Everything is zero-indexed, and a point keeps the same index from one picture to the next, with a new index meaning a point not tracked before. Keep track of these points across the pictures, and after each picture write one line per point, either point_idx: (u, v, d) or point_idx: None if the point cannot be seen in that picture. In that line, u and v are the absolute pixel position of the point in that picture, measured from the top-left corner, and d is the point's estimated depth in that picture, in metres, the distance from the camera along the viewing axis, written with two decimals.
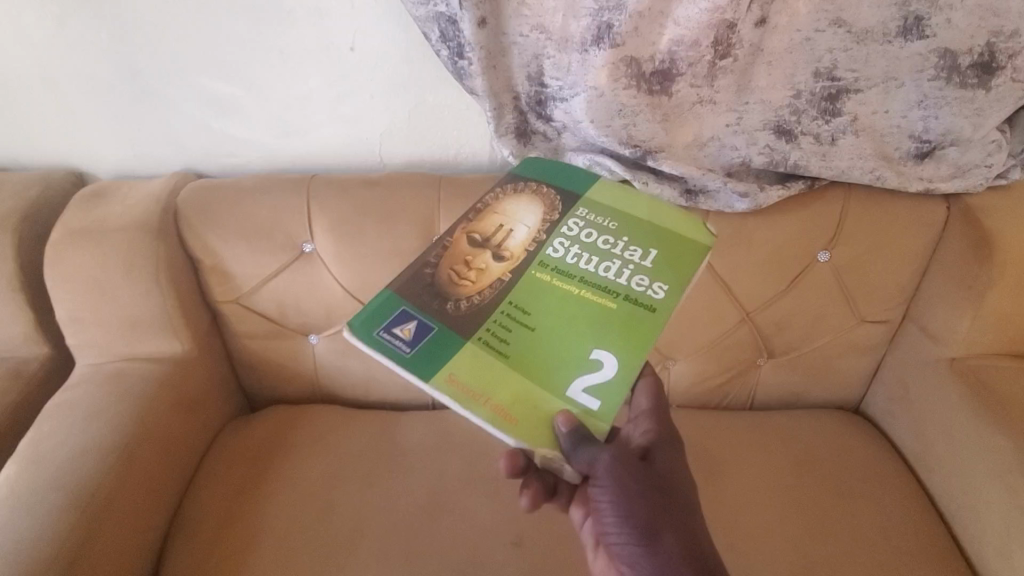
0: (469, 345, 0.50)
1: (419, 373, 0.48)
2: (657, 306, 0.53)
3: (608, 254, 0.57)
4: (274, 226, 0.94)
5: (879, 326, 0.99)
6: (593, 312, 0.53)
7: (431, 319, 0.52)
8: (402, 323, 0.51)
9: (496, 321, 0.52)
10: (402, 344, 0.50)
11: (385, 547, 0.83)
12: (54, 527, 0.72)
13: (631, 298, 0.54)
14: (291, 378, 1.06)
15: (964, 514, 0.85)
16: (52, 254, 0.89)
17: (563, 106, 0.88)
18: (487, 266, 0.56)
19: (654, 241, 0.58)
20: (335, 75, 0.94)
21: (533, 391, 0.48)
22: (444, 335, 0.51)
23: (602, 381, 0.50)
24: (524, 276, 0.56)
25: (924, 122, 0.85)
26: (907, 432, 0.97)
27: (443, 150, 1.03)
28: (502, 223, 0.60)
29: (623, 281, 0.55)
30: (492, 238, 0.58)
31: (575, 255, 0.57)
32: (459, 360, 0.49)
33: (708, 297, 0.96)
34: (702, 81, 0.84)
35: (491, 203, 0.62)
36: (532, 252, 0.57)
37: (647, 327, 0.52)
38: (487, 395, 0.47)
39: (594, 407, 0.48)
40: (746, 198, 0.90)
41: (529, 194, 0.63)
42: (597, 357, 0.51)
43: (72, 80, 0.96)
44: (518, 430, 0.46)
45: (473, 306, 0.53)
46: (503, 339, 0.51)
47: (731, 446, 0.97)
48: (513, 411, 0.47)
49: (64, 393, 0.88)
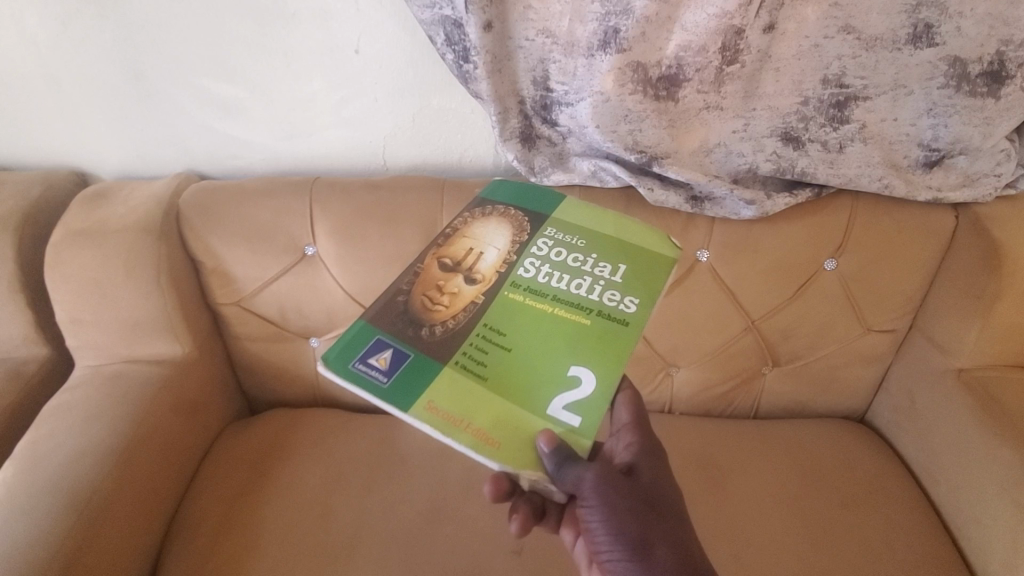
0: (447, 369, 0.49)
1: (396, 404, 0.47)
2: (630, 320, 0.52)
3: (579, 272, 0.56)
4: (277, 229, 0.93)
5: (885, 335, 0.98)
6: (568, 328, 0.52)
7: (407, 345, 0.51)
8: (378, 353, 0.50)
9: (473, 342, 0.51)
10: (378, 373, 0.49)
11: (384, 552, 0.82)
12: (50, 529, 0.71)
13: (604, 313, 0.53)
14: (291, 382, 1.05)
15: (970, 527, 0.84)
16: (53, 255, 0.89)
17: (568, 110, 0.87)
18: (459, 290, 0.55)
19: (623, 255, 0.58)
20: (339, 79, 0.94)
21: (514, 412, 0.48)
22: (421, 361, 0.50)
23: (582, 398, 0.49)
24: (497, 298, 0.54)
25: (933, 130, 0.84)
26: (912, 443, 0.96)
27: (446, 154, 1.02)
28: (472, 246, 0.58)
29: (595, 297, 0.54)
30: (462, 262, 0.57)
31: (546, 274, 0.56)
32: (437, 386, 0.48)
33: (713, 305, 0.95)
34: (708, 87, 0.83)
35: (460, 227, 0.61)
36: (503, 274, 0.56)
37: (622, 342, 0.51)
38: (468, 420, 0.46)
39: (576, 424, 0.48)
40: (753, 206, 0.89)
41: (498, 216, 0.61)
42: (576, 374, 0.50)
43: (74, 80, 0.96)
44: (501, 454, 0.45)
45: (448, 329, 0.52)
46: (481, 362, 0.50)
47: (732, 456, 0.96)
48: (494, 434, 0.46)
49: (64, 394, 0.88)
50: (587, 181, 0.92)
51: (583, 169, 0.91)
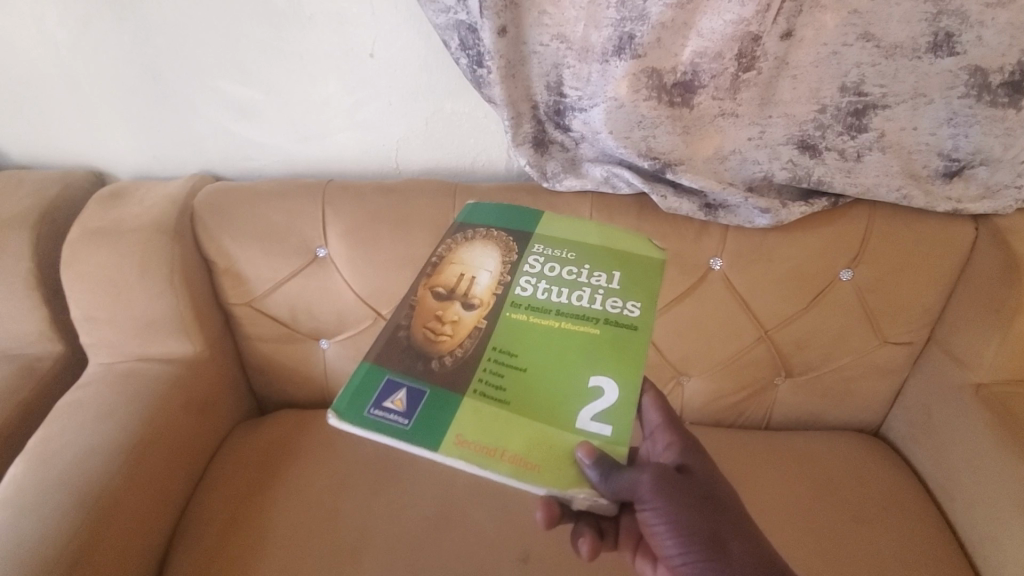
0: (467, 400, 0.49)
1: (425, 444, 0.46)
2: (637, 324, 0.53)
3: (576, 284, 0.56)
4: (289, 230, 0.94)
5: (901, 348, 0.97)
6: (578, 342, 0.52)
7: (420, 381, 0.50)
8: (392, 394, 0.49)
9: (487, 368, 0.51)
10: (397, 416, 0.48)
11: (388, 557, 0.81)
12: (58, 526, 0.71)
13: (610, 321, 0.54)
14: (301, 383, 1.05)
15: (987, 547, 0.81)
16: (69, 254, 0.90)
17: (582, 116, 0.86)
18: (460, 317, 0.54)
19: (614, 262, 0.58)
20: (353, 82, 0.95)
21: (546, 432, 0.48)
22: (439, 395, 0.49)
23: (608, 407, 0.50)
24: (500, 319, 0.54)
25: (953, 140, 0.83)
26: (928, 459, 0.94)
27: (459, 158, 1.02)
28: (463, 272, 0.56)
29: (598, 307, 0.55)
30: (456, 289, 0.55)
31: (545, 290, 0.56)
32: (462, 419, 0.48)
33: (725, 314, 0.94)
34: (724, 94, 0.82)
35: (446, 253, 0.58)
36: (501, 295, 0.55)
37: (633, 346, 0.52)
38: (503, 449, 0.46)
39: (608, 433, 0.48)
40: (767, 214, 0.87)
41: (481, 239, 0.60)
42: (597, 384, 0.50)
43: (93, 81, 0.97)
44: (544, 476, 0.45)
45: (459, 359, 0.52)
46: (498, 386, 0.50)
47: (747, 467, 0.95)
48: (532, 458, 0.46)
49: (77, 392, 0.89)
50: (600, 188, 0.91)
51: (595, 175, 0.90)
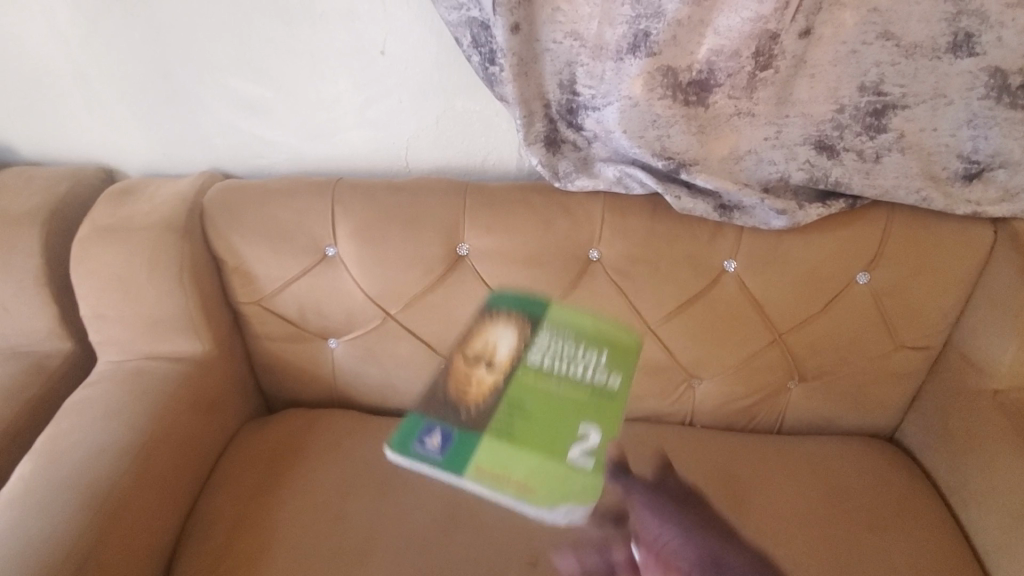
0: (483, 441, 0.72)
1: (455, 471, 0.72)
2: (615, 396, 0.77)
3: (577, 360, 0.78)
4: (298, 229, 0.93)
5: (918, 352, 0.95)
6: (575, 403, 0.75)
7: (452, 425, 0.74)
8: (430, 434, 0.76)
9: (505, 416, 0.73)
10: (434, 450, 0.75)
11: (396, 560, 0.81)
12: (68, 525, 0.71)
13: (597, 391, 0.76)
14: (309, 382, 1.05)
15: (1004, 557, 0.80)
16: (78, 251, 0.90)
17: (595, 115, 0.85)
18: (482, 377, 0.77)
19: (603, 344, 0.83)
20: (364, 80, 0.94)
21: (547, 462, 0.71)
22: (464, 435, 0.73)
23: (591, 447, 0.74)
24: (519, 381, 0.75)
25: (973, 142, 0.81)
26: (943, 465, 0.93)
27: (469, 157, 1.01)
28: (488, 344, 0.81)
29: (589, 378, 0.77)
30: (482, 354, 0.80)
31: (552, 359, 0.77)
32: (479, 453, 0.72)
33: (739, 316, 0.93)
34: (740, 93, 0.81)
35: (477, 335, 0.85)
36: (518, 359, 0.77)
37: (611, 413, 0.76)
38: (511, 472, 0.71)
39: (587, 467, 0.73)
40: (784, 216, 0.86)
41: (505, 321, 0.86)
42: (584, 432, 0.74)
43: (103, 79, 0.97)
44: (538, 498, 0.71)
45: (482, 409, 0.75)
46: (513, 428, 0.73)
47: (758, 471, 0.94)
48: (532, 483, 0.70)
49: (86, 389, 0.88)
50: (612, 188, 0.89)
51: (608, 175, 0.89)
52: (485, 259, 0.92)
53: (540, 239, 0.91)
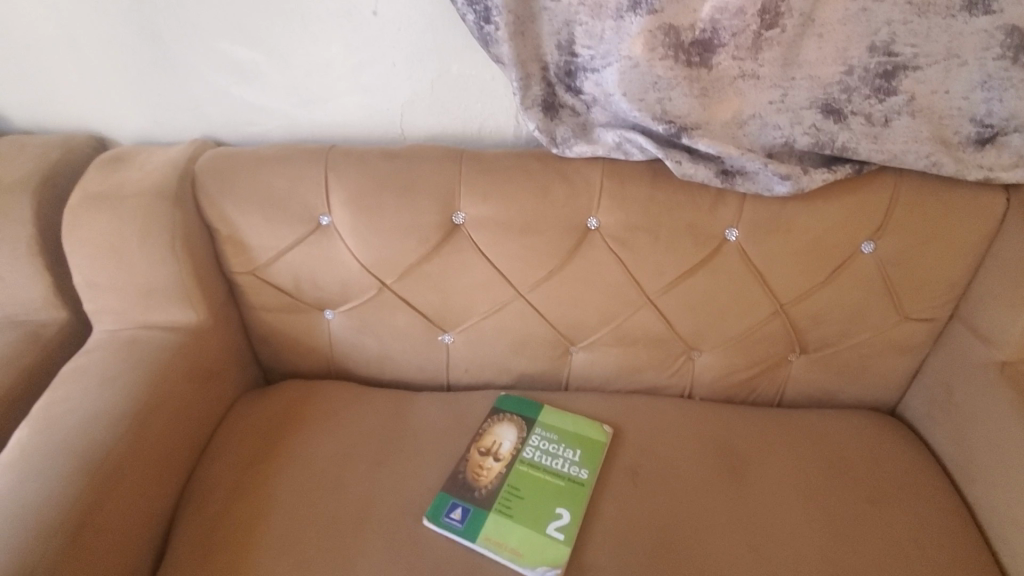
0: (493, 514, 0.83)
1: (469, 537, 0.80)
2: (585, 481, 0.87)
3: (557, 455, 0.90)
4: (291, 197, 0.92)
5: (923, 324, 0.93)
6: (554, 489, 0.86)
7: (470, 502, 0.84)
8: (453, 509, 0.83)
9: (502, 499, 0.85)
10: (456, 521, 0.81)
11: (393, 528, 0.81)
12: (63, 490, 0.71)
13: (570, 478, 0.87)
14: (306, 353, 1.04)
15: (1008, 530, 0.79)
16: (70, 219, 0.89)
17: (594, 77, 0.83)
18: (491, 466, 0.89)
19: (578, 442, 0.92)
20: (357, 43, 0.91)
21: (532, 534, 0.80)
22: (478, 512, 0.83)
23: (565, 524, 0.81)
24: (514, 472, 0.88)
25: (986, 105, 0.78)
26: (946, 438, 0.91)
27: (466, 123, 0.99)
28: (494, 441, 0.92)
29: (566, 469, 0.88)
30: (489, 450, 0.91)
31: (539, 454, 0.91)
32: (489, 524, 0.81)
33: (740, 286, 0.91)
34: (745, 54, 0.78)
35: (486, 427, 0.94)
36: (517, 455, 0.91)
37: (583, 495, 0.85)
38: (506, 541, 0.79)
39: (560, 536, 0.80)
40: (788, 181, 0.83)
41: (508, 420, 0.95)
42: (560, 512, 0.83)
43: (91, 42, 0.95)
44: (523, 556, 0.78)
45: (490, 489, 0.86)
46: (509, 506, 0.84)
47: (757, 444, 0.93)
48: (522, 548, 0.79)
49: (81, 358, 0.88)
50: (611, 154, 0.87)
51: (607, 141, 0.86)
52: (482, 227, 0.91)
53: (538, 207, 0.89)
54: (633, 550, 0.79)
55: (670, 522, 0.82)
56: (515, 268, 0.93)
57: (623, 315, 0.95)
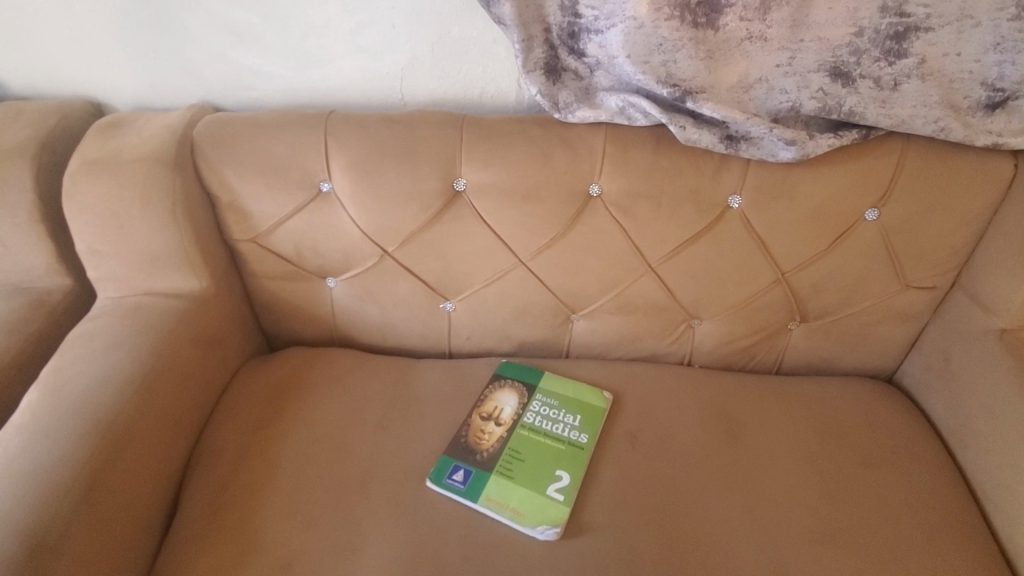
0: (494, 476, 0.85)
1: (472, 497, 0.82)
2: (584, 445, 0.88)
3: (557, 419, 0.92)
4: (291, 163, 0.91)
5: (924, 293, 0.94)
6: (554, 452, 0.88)
7: (472, 465, 0.86)
8: (455, 471, 0.85)
9: (502, 462, 0.87)
10: (458, 482, 0.83)
11: (397, 489, 0.83)
12: (75, 450, 0.73)
13: (570, 442, 0.89)
14: (309, 321, 1.05)
15: (999, 493, 0.81)
16: (70, 185, 0.88)
17: (597, 39, 0.81)
18: (492, 431, 0.90)
19: (578, 408, 0.93)
20: (354, 3, 0.89)
21: (532, 495, 0.82)
22: (480, 474, 0.85)
23: (565, 485, 0.83)
24: (515, 436, 0.90)
25: (999, 68, 0.77)
26: (942, 405, 0.93)
27: (467, 88, 0.97)
28: (496, 407, 0.94)
29: (566, 433, 0.90)
30: (491, 415, 0.92)
31: (540, 419, 0.92)
32: (491, 485, 0.83)
33: (742, 254, 0.91)
34: (752, 14, 0.76)
35: (488, 394, 0.96)
36: (517, 421, 0.92)
37: (582, 458, 0.87)
38: (507, 502, 0.81)
39: (559, 497, 0.82)
40: (793, 147, 0.81)
41: (509, 387, 0.97)
42: (560, 474, 0.85)
43: (83, 3, 0.92)
44: (523, 516, 0.80)
45: (491, 453, 0.88)
46: (510, 469, 0.86)
47: (754, 409, 0.94)
48: (523, 508, 0.81)
49: (87, 323, 0.89)
50: (614, 119, 0.86)
51: (610, 106, 0.85)
52: (483, 194, 0.90)
53: (540, 174, 0.88)
54: (632, 511, 0.81)
55: (667, 484, 0.84)
56: (516, 235, 0.92)
57: (624, 283, 0.96)
